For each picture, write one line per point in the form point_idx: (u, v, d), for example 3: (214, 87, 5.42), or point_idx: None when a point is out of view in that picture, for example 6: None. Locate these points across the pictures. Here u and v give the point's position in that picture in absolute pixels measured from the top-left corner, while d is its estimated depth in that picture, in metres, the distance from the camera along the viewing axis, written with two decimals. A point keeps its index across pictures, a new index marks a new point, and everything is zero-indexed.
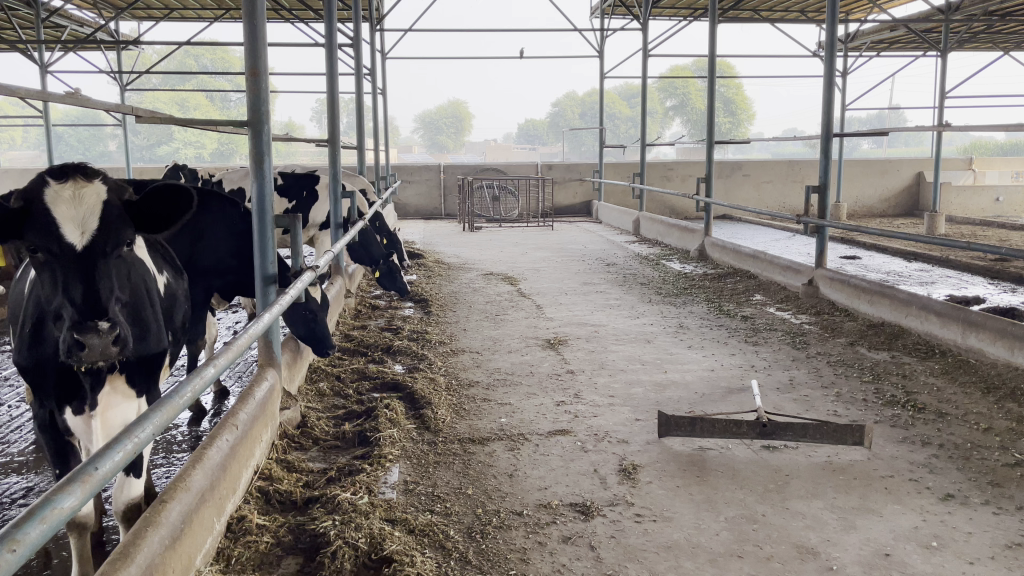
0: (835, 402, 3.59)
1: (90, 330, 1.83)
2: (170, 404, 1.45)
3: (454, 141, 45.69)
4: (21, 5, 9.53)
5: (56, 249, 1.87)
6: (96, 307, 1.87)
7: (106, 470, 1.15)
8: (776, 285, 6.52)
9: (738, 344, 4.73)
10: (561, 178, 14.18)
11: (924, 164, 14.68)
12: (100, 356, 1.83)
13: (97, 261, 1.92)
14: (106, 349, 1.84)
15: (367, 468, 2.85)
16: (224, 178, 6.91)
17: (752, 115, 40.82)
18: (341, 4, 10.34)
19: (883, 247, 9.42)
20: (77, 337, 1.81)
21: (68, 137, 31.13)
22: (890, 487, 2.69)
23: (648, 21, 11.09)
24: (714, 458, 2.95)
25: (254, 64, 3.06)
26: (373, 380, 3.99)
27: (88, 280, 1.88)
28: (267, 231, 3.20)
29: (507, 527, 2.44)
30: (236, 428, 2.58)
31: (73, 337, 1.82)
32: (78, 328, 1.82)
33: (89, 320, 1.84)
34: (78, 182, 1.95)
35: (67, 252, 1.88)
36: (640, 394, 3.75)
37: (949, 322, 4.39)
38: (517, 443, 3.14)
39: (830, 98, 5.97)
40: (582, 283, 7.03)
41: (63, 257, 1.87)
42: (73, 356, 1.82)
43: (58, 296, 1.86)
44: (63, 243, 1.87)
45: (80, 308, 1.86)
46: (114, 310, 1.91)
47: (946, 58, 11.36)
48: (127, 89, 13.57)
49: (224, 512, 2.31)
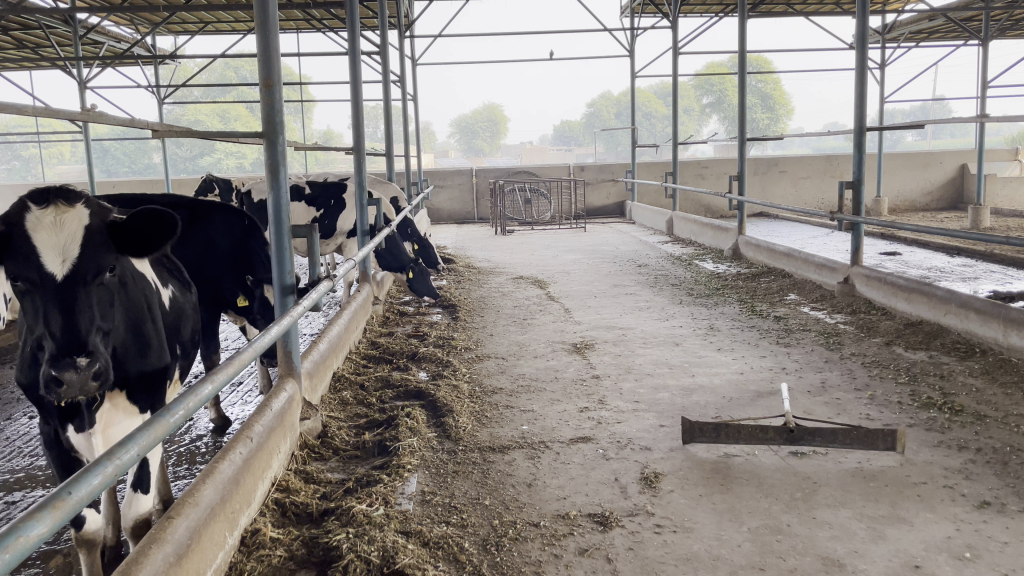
0: (868, 405, 3.48)
1: (68, 365, 1.79)
2: (159, 423, 1.45)
3: (490, 144, 45.81)
4: (59, 23, 9.74)
5: (36, 278, 1.85)
6: (75, 340, 1.82)
7: (82, 495, 1.14)
8: (811, 283, 6.37)
9: (769, 345, 4.61)
10: (594, 179, 14.09)
11: (968, 155, 14.27)
12: (79, 391, 1.79)
13: (79, 290, 1.89)
14: (84, 384, 1.80)
15: (385, 478, 2.83)
16: (253, 190, 6.98)
17: (790, 110, 40.24)
18: (369, 12, 10.41)
19: (924, 242, 9.18)
20: (54, 373, 1.77)
21: (113, 151, 31.78)
22: (923, 495, 2.59)
23: (678, 18, 10.98)
24: (739, 465, 2.87)
25: (268, 75, 3.04)
26: (397, 388, 3.97)
27: (67, 311, 1.84)
28: (284, 242, 3.19)
29: (523, 539, 2.39)
30: (250, 440, 2.58)
31: (51, 373, 1.78)
32: (55, 363, 1.78)
33: (66, 354, 1.80)
34: (60, 208, 1.93)
35: (47, 281, 1.85)
36: (666, 399, 3.68)
37: (990, 320, 4.24)
38: (537, 451, 3.09)
39: (864, 92, 5.82)
40: (612, 285, 6.95)
41: (43, 286, 1.85)
42: (51, 392, 1.78)
43: (39, 326, 1.84)
44: (43, 272, 1.85)
45: (59, 341, 1.81)
46: (95, 342, 1.87)
47: (987, 47, 11.04)
48: (166, 101, 13.86)
49: (236, 526, 2.30)
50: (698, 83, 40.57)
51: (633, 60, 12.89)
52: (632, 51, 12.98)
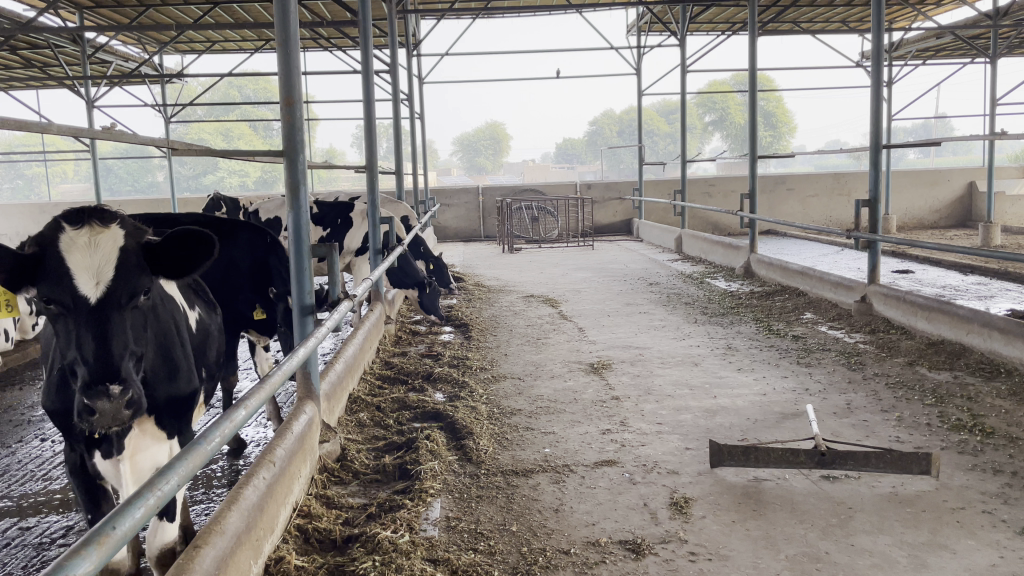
0: (896, 428, 3.40)
1: (100, 394, 1.74)
2: (196, 451, 1.40)
3: (493, 162, 45.96)
4: (68, 42, 9.77)
5: (70, 301, 1.80)
6: (108, 366, 1.76)
7: (125, 529, 1.09)
8: (827, 302, 6.31)
9: (789, 365, 4.55)
10: (601, 197, 14.06)
11: (976, 172, 14.26)
12: (111, 420, 1.75)
13: (113, 313, 1.84)
14: (116, 413, 1.76)
15: (408, 503, 2.76)
16: (261, 209, 6.95)
17: (792, 129, 40.51)
18: (377, 31, 10.46)
19: (937, 260, 9.11)
20: (87, 402, 1.73)
21: (118, 171, 31.95)
22: (963, 521, 2.52)
23: (686, 36, 10.95)
24: (770, 489, 2.81)
25: (289, 93, 3.01)
26: (414, 410, 3.90)
27: (101, 335, 1.79)
28: (303, 261, 3.15)
29: (554, 567, 2.32)
30: (273, 465, 2.51)
31: (83, 402, 1.74)
32: (89, 392, 1.73)
33: (99, 380, 1.75)
34: (95, 228, 1.88)
35: (81, 304, 1.80)
36: (688, 421, 3.61)
37: (1015, 339, 4.17)
38: (562, 475, 3.03)
39: (879, 108, 5.77)
40: (625, 304, 6.89)
41: (76, 309, 1.80)
42: (83, 419, 1.75)
43: (72, 351, 1.78)
44: (76, 294, 1.80)
45: (92, 366, 1.75)
46: (128, 368, 1.82)
47: (995, 64, 11.01)
48: (173, 120, 13.86)
49: (261, 553, 2.23)
50: (701, 101, 40.72)
51: (639, 77, 12.90)
52: (638, 70, 13.00)
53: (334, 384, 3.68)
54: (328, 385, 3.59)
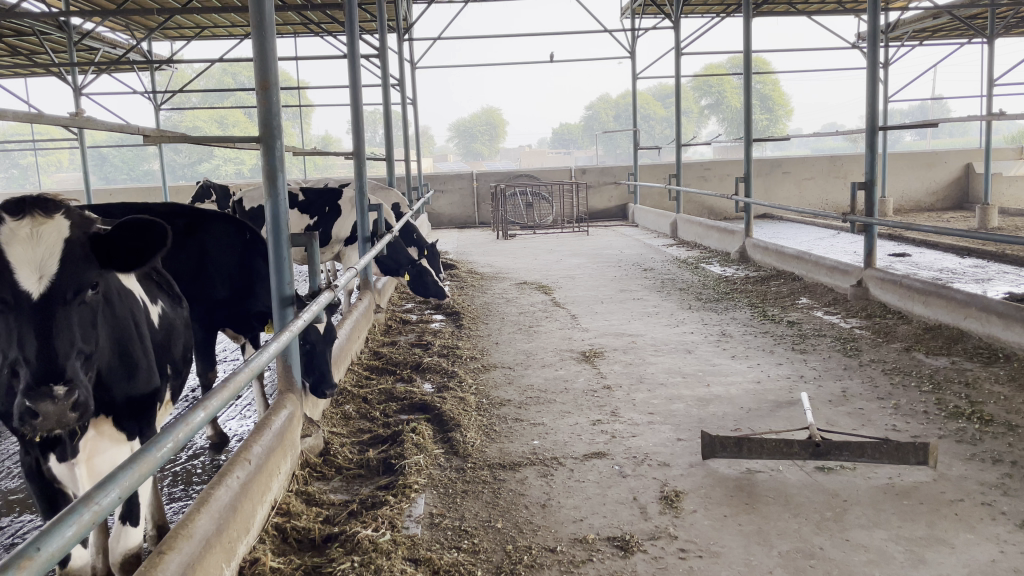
0: (893, 416, 3.33)
1: (43, 396, 1.65)
2: (146, 458, 1.32)
3: (489, 148, 45.77)
4: (53, 28, 9.61)
5: (11, 297, 1.71)
6: (52, 366, 1.69)
7: (52, 550, 0.99)
8: (823, 286, 6.23)
9: (784, 353, 4.46)
10: (596, 182, 13.95)
11: (973, 154, 14.15)
12: (56, 423, 1.65)
13: (58, 309, 1.76)
14: (62, 415, 1.66)
15: (391, 500, 2.68)
16: (246, 197, 6.83)
17: (788, 112, 40.41)
18: (367, 15, 10.31)
19: (934, 243, 9.03)
20: (30, 405, 1.63)
21: (111, 160, 31.81)
22: (960, 513, 2.44)
23: (680, 18, 10.80)
24: (764, 481, 2.73)
25: (265, 76, 2.90)
26: (401, 402, 3.82)
27: (44, 334, 1.70)
28: (282, 252, 3.05)
29: (539, 566, 2.24)
30: (249, 463, 2.43)
31: (25, 405, 1.65)
32: (31, 394, 1.64)
33: (42, 382, 1.67)
34: (37, 219, 1.80)
35: (23, 301, 1.72)
36: (681, 410, 3.53)
37: (1013, 323, 4.10)
38: (550, 469, 2.95)
39: (875, 90, 5.64)
40: (618, 290, 6.80)
41: (17, 307, 1.71)
42: (26, 424, 1.65)
43: (13, 350, 1.70)
44: (17, 290, 1.71)
45: (35, 367, 1.68)
46: (75, 368, 1.74)
47: (993, 44, 10.89)
48: (163, 107, 13.70)
49: (234, 555, 2.15)
50: (698, 85, 40.48)
51: (634, 60, 12.75)
52: (633, 52, 12.84)
53: (328, 398, 3.59)
54: (323, 395, 3.53)
